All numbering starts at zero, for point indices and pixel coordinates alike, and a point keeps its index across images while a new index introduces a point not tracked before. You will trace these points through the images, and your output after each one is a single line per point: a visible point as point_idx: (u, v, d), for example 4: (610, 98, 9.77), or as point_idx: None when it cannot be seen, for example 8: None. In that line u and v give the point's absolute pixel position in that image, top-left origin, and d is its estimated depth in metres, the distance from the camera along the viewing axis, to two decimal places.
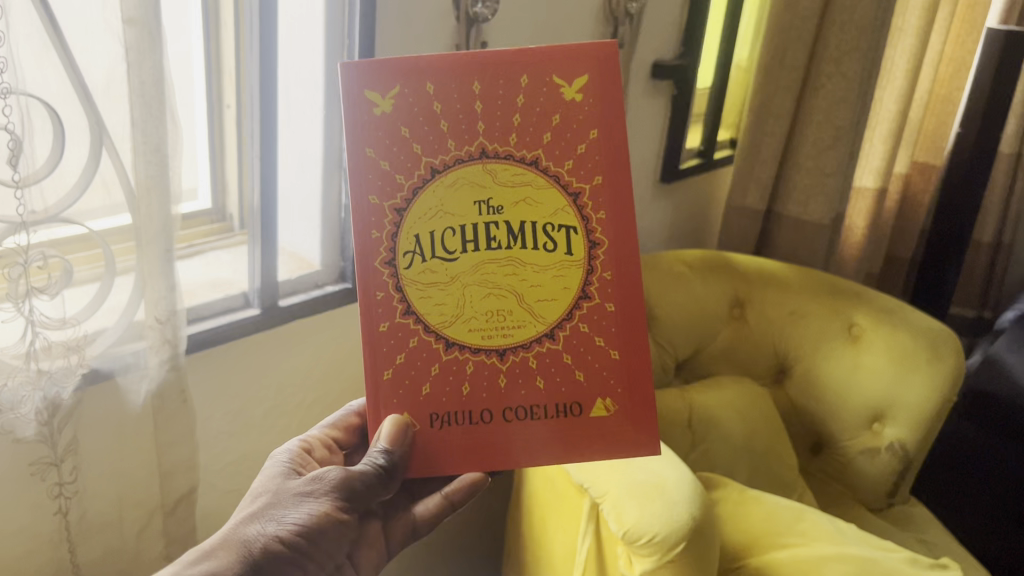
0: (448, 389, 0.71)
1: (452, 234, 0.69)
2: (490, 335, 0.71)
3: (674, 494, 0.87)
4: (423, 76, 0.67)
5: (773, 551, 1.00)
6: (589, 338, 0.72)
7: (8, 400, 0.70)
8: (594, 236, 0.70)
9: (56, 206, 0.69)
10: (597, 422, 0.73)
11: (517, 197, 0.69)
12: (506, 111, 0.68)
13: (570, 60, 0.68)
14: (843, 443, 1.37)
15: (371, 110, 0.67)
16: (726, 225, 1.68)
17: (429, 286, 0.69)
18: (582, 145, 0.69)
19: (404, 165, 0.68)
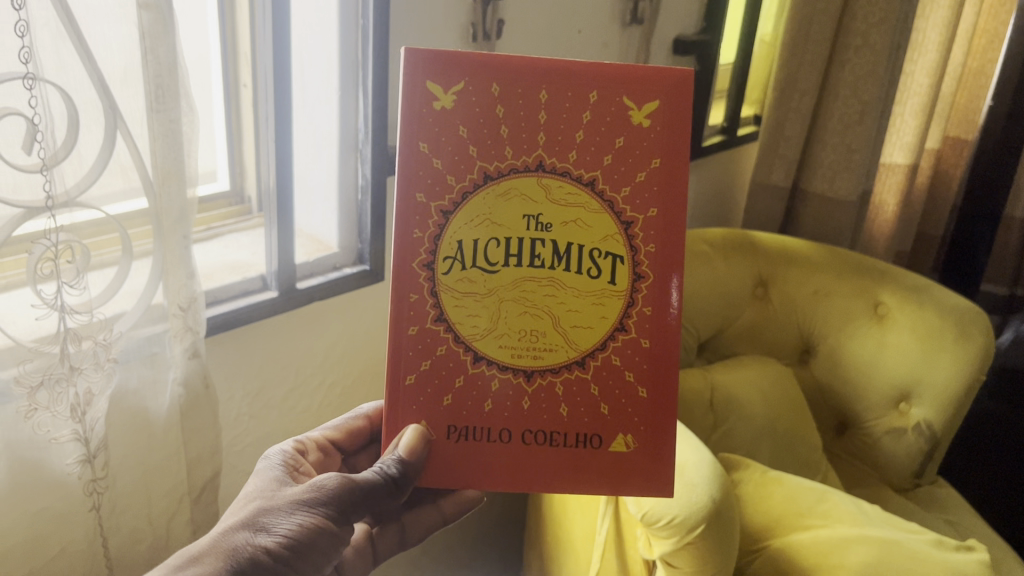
0: (472, 403, 0.69)
1: (496, 246, 0.67)
2: (520, 354, 0.69)
3: (693, 476, 0.86)
4: (491, 77, 0.65)
5: (795, 532, 1.00)
6: (621, 373, 0.69)
7: (46, 397, 0.72)
8: (640, 268, 0.69)
9: (74, 191, 0.69)
10: (612, 458, 0.70)
11: (563, 217, 0.67)
12: (568, 127, 0.66)
13: (643, 84, 0.66)
14: (868, 423, 1.36)
15: (432, 103, 0.65)
16: (751, 202, 1.66)
17: (466, 294, 0.67)
18: (641, 173, 0.67)
19: (455, 163, 0.66)
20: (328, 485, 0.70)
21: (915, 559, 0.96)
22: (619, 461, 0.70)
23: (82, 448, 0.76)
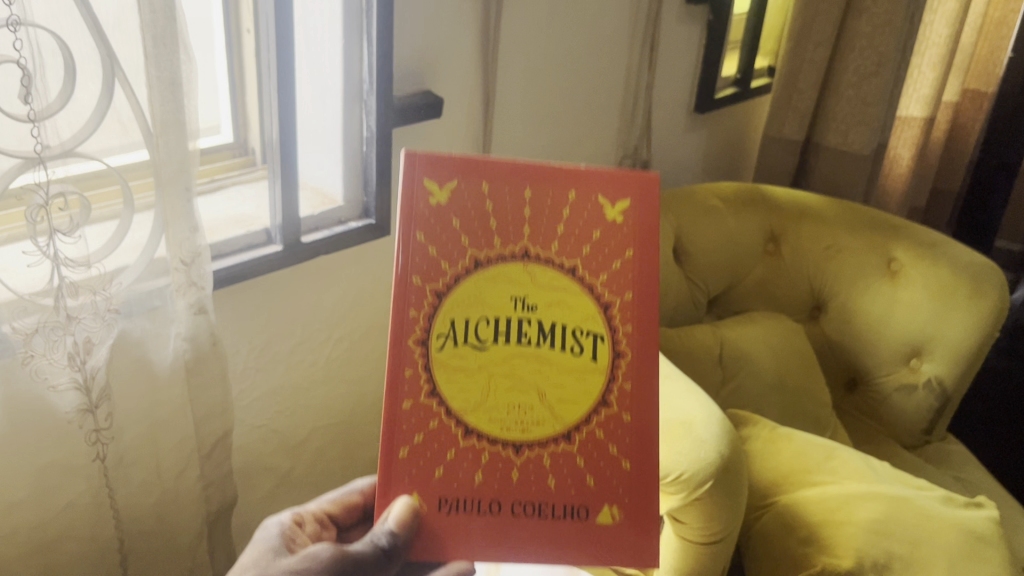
0: (459, 479, 0.68)
1: (484, 325, 0.68)
2: (508, 429, 0.68)
3: (702, 432, 0.85)
4: (481, 176, 0.68)
5: (803, 488, 0.99)
6: (604, 447, 0.69)
7: (41, 344, 0.71)
8: (620, 346, 0.69)
9: (70, 141, 0.67)
10: (600, 531, 0.69)
11: (549, 299, 0.68)
12: (550, 220, 0.68)
13: (616, 183, 0.69)
14: (879, 379, 1.35)
15: (427, 198, 0.67)
16: (763, 156, 1.63)
17: (456, 372, 0.67)
18: (617, 260, 0.69)
19: (443, 253, 0.67)
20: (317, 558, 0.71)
21: (923, 516, 0.96)
22: (608, 534, 0.69)
23: (83, 397, 0.75)
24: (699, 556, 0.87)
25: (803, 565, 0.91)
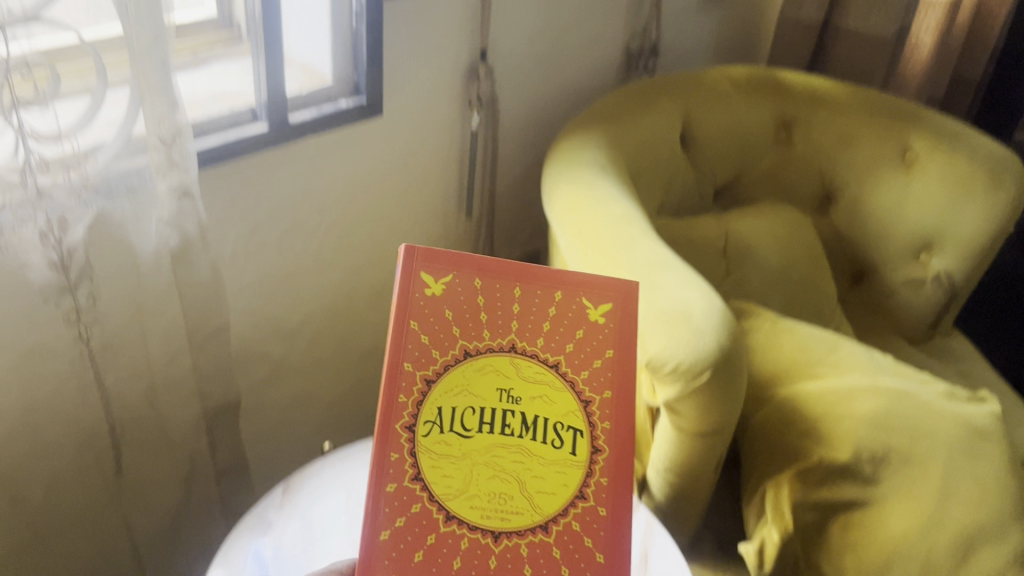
0: (443, 559, 0.61)
1: (471, 414, 0.63)
2: (489, 516, 0.62)
3: (701, 321, 0.82)
4: (476, 272, 0.65)
5: (804, 381, 0.97)
6: (581, 541, 0.62)
7: (10, 219, 0.69)
8: (598, 442, 0.64)
9: (34, 6, 0.63)
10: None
11: (533, 393, 0.64)
12: (536, 316, 0.65)
13: (601, 287, 0.66)
14: (886, 273, 1.32)
15: (423, 290, 0.64)
16: (779, 39, 1.55)
17: (441, 459, 0.62)
18: (598, 360, 0.65)
19: (436, 338, 0.63)
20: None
21: (926, 410, 0.94)
22: None
23: (59, 277, 0.74)
24: (693, 445, 0.87)
25: (799, 458, 0.91)
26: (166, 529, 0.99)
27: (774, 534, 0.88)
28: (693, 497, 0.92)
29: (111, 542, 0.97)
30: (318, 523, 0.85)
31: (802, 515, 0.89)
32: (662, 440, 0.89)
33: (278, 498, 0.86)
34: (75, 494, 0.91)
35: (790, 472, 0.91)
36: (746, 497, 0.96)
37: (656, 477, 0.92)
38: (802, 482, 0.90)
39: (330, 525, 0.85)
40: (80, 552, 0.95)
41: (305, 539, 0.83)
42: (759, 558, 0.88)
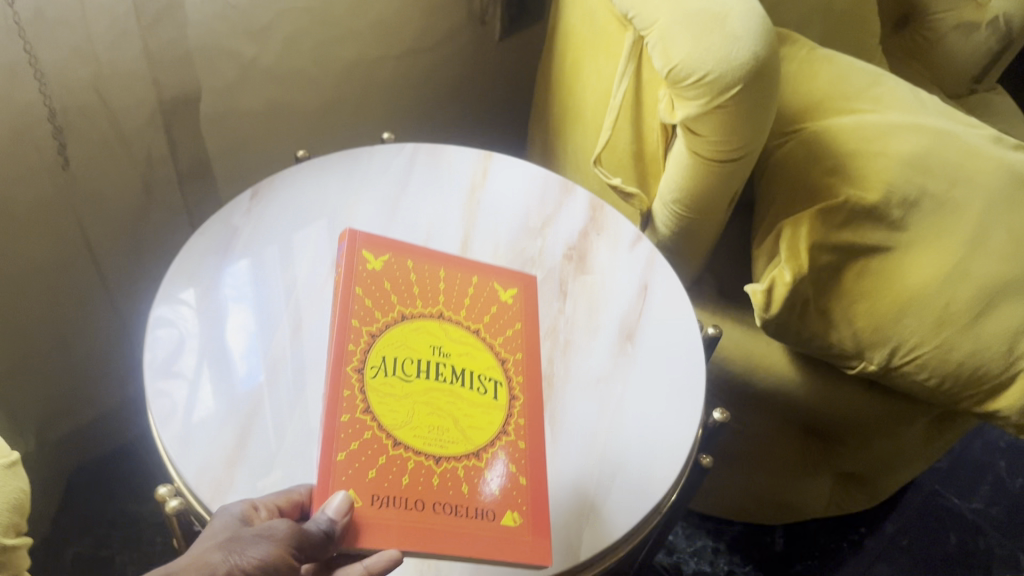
0: (393, 480, 0.58)
1: (410, 363, 0.65)
2: (432, 443, 0.61)
3: (738, 27, 0.70)
4: (408, 253, 0.73)
5: (838, 116, 0.89)
6: (509, 469, 0.62)
7: None
8: (513, 390, 0.67)
9: None
10: (507, 538, 0.58)
11: (461, 351, 0.67)
12: (459, 288, 0.72)
13: (507, 274, 0.75)
14: (936, 15, 1.18)
15: (364, 264, 0.70)
16: None
17: (385, 398, 0.62)
18: (510, 329, 0.71)
19: (377, 301, 0.68)
20: (266, 556, 0.49)
21: (969, 153, 0.86)
22: (509, 538, 0.58)
23: None
24: (709, 175, 0.78)
25: (824, 196, 0.83)
26: (127, 234, 0.94)
27: (786, 274, 0.80)
28: (701, 232, 0.85)
29: (72, 247, 0.89)
30: (288, 231, 0.77)
31: (819, 258, 0.82)
32: (674, 168, 0.81)
33: (246, 202, 0.79)
34: (19, 195, 0.81)
35: (812, 211, 0.83)
36: (760, 240, 0.88)
37: (662, 209, 0.84)
38: (824, 223, 0.82)
39: (300, 233, 0.77)
40: (35, 259, 0.87)
41: (275, 247, 0.76)
42: (766, 299, 0.82)
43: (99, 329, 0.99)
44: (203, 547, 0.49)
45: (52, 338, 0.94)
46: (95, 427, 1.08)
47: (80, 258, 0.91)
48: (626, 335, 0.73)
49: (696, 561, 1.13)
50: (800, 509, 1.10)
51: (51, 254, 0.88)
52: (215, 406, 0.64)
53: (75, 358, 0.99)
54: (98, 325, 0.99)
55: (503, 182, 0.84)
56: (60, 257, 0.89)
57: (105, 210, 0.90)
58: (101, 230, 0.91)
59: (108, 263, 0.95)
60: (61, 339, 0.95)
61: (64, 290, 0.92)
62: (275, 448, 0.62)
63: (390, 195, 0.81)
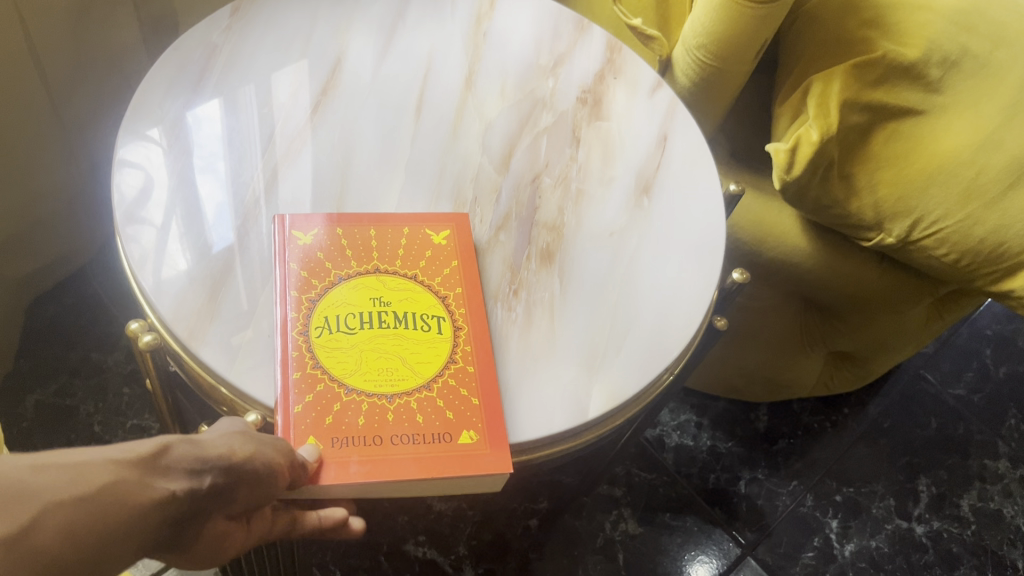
0: (350, 420, 0.50)
1: (352, 317, 0.54)
2: (384, 384, 0.52)
3: None
4: (337, 220, 0.59)
5: None
6: (461, 394, 0.53)
7: None
8: (457, 319, 0.56)
9: None
10: (465, 457, 0.50)
11: (403, 299, 0.56)
12: (393, 241, 0.59)
13: (430, 218, 0.61)
14: None
15: (295, 241, 0.57)
16: None
17: (332, 354, 0.53)
18: (446, 267, 0.59)
19: (312, 268, 0.56)
20: (271, 460, 0.43)
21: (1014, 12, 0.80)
22: (470, 460, 0.50)
23: None
24: (739, 19, 0.72)
25: (859, 50, 0.77)
26: (71, 40, 0.86)
27: (813, 133, 0.74)
28: (726, 81, 0.78)
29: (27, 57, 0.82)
30: (269, 53, 0.70)
31: (848, 117, 0.75)
32: (702, 8, 0.74)
33: (226, 19, 0.71)
34: None
35: (844, 68, 0.76)
36: (783, 97, 0.82)
37: (684, 55, 0.79)
38: (857, 80, 0.75)
39: (279, 68, 0.69)
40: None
41: (256, 71, 0.68)
42: (789, 159, 0.75)
43: (54, 153, 0.92)
44: (221, 430, 0.43)
45: (14, 161, 0.86)
46: (54, 268, 1.02)
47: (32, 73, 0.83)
48: (643, 189, 0.67)
49: (679, 435, 1.12)
50: (791, 386, 1.08)
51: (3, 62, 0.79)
52: (191, 241, 0.58)
53: (37, 187, 0.91)
54: (51, 149, 0.91)
55: (511, 16, 0.77)
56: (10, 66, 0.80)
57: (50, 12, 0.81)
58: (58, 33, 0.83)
59: (56, 80, 0.87)
60: (21, 167, 0.88)
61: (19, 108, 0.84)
62: (249, 307, 0.55)
63: (387, 21, 0.74)
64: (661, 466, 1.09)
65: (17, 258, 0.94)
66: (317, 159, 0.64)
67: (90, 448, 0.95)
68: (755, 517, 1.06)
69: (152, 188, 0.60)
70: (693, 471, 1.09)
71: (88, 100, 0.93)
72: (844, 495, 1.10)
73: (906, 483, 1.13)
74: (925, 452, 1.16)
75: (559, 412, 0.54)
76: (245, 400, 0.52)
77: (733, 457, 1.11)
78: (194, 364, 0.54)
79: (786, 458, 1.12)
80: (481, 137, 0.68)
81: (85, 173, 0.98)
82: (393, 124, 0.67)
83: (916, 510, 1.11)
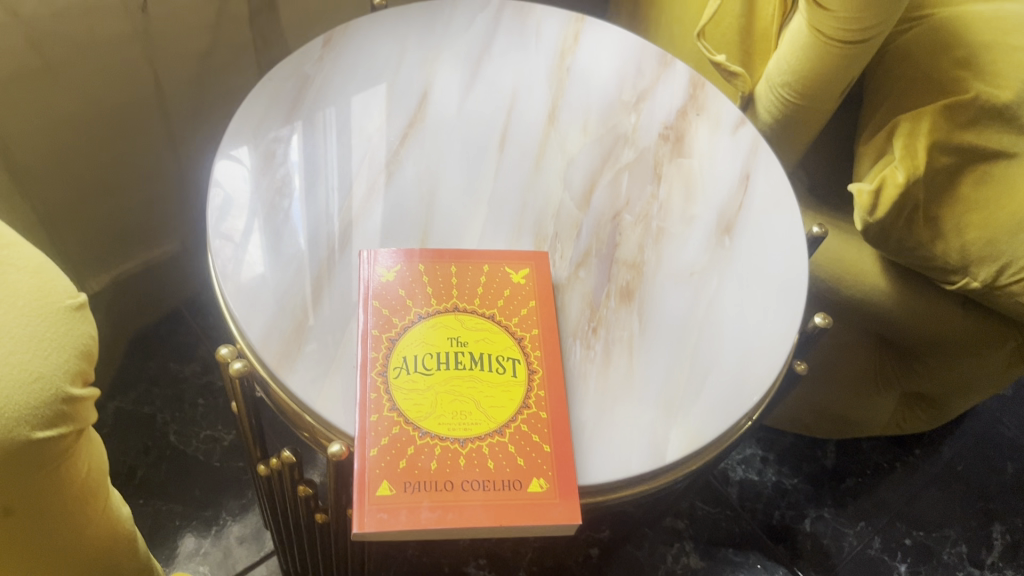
0: (423, 464, 0.51)
1: (430, 357, 0.55)
2: (458, 428, 0.53)
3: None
4: (417, 256, 0.60)
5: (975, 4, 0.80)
6: (533, 440, 0.53)
7: None
8: (531, 361, 0.57)
9: None
10: (533, 506, 0.50)
11: (480, 340, 0.57)
12: (472, 279, 0.60)
13: (508, 256, 0.62)
14: None
15: (377, 278, 0.59)
16: None
17: (411, 394, 0.54)
18: (523, 307, 0.59)
19: (392, 306, 0.57)
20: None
21: None
22: (537, 510, 0.50)
23: None
24: (806, 86, 0.74)
25: (951, 91, 0.75)
26: (188, 66, 0.92)
27: (900, 174, 0.74)
28: (808, 119, 0.77)
29: (135, 77, 0.87)
30: (359, 83, 0.71)
31: (935, 159, 0.74)
32: (780, 62, 0.76)
33: (318, 50, 0.73)
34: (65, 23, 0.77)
35: (935, 108, 0.75)
36: (868, 136, 0.81)
37: (767, 93, 0.78)
38: (947, 122, 0.74)
39: (363, 97, 0.71)
40: (95, 83, 0.84)
41: (346, 101, 0.70)
42: (873, 200, 0.74)
43: (157, 170, 0.98)
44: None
45: (112, 177, 0.93)
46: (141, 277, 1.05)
47: (139, 93, 0.89)
48: (724, 229, 0.67)
49: (744, 469, 1.10)
50: (860, 428, 1.06)
51: (110, 79, 0.85)
52: (281, 267, 0.59)
53: (138, 199, 0.98)
54: (154, 166, 0.97)
55: (595, 49, 0.78)
56: (122, 82, 0.86)
57: (166, 32, 0.86)
58: (167, 56, 0.88)
59: (172, 106, 0.94)
60: (122, 182, 0.95)
61: (123, 119, 0.90)
62: (336, 336, 0.57)
63: (473, 54, 0.76)
64: (725, 500, 1.07)
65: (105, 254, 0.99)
66: (402, 191, 0.65)
67: (165, 457, 0.98)
68: (820, 556, 1.04)
69: (244, 212, 0.62)
70: (758, 507, 1.07)
71: (203, 128, 0.99)
72: (914, 538, 1.07)
73: (980, 530, 1.09)
74: (1001, 498, 1.12)
75: (633, 457, 0.54)
76: (330, 430, 0.53)
77: (799, 494, 1.09)
78: (280, 391, 0.55)
79: (854, 498, 1.10)
80: (563, 172, 0.69)
81: (188, 190, 1.03)
82: (478, 156, 0.69)
83: (989, 557, 1.07)
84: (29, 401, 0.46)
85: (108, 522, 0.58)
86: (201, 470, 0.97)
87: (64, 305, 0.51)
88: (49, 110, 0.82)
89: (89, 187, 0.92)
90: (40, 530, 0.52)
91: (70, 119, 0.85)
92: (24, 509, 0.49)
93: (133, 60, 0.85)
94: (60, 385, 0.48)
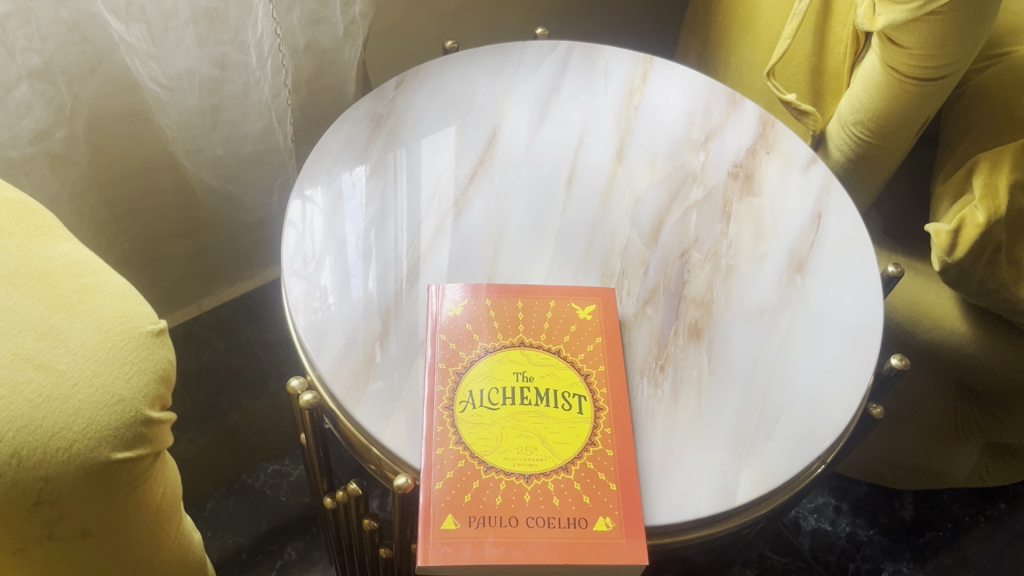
0: (488, 499, 0.51)
1: (496, 391, 0.55)
2: (523, 463, 0.52)
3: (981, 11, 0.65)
4: (485, 291, 0.60)
5: None
6: (599, 478, 0.52)
7: None
8: (597, 398, 0.56)
9: None
10: (600, 545, 0.50)
11: (546, 375, 0.56)
12: (538, 314, 0.60)
13: (576, 293, 0.62)
14: None
15: (443, 313, 0.59)
16: None
17: (476, 429, 0.53)
18: (590, 342, 0.59)
19: (459, 340, 0.58)
20: None
21: None
22: (602, 549, 0.49)
23: None
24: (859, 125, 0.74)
25: None
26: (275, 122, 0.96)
27: (979, 214, 0.71)
28: (881, 159, 0.76)
29: (260, 157, 0.90)
30: (430, 122, 0.73)
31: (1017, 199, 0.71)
32: (847, 99, 0.76)
33: (391, 90, 0.75)
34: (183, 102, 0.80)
35: (1016, 147, 0.73)
36: (945, 175, 0.79)
37: (839, 132, 0.77)
38: None
39: (434, 137, 0.72)
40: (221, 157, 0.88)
41: (418, 140, 0.72)
42: (952, 240, 0.72)
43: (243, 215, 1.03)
44: None
45: (196, 219, 0.99)
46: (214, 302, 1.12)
47: (265, 174, 0.93)
48: (795, 268, 0.66)
49: (816, 519, 1.06)
50: (941, 479, 1.01)
51: (230, 157, 0.88)
52: (353, 301, 0.61)
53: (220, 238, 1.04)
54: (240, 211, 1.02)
55: (663, 89, 0.78)
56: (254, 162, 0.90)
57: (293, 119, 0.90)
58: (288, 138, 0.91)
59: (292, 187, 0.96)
60: (204, 222, 1.00)
61: (239, 190, 0.93)
62: (403, 369, 0.57)
63: (542, 96, 0.77)
64: (797, 551, 1.04)
65: (183, 288, 1.07)
66: (471, 228, 0.66)
67: (234, 490, 1.00)
68: None
69: (317, 249, 0.63)
70: (831, 559, 1.03)
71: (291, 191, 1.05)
72: None
73: None
74: None
75: (700, 498, 0.53)
76: (396, 462, 0.54)
77: (876, 547, 1.05)
78: (348, 423, 0.56)
79: (935, 553, 1.05)
80: (631, 210, 0.69)
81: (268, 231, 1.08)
82: (548, 194, 0.69)
83: None
84: (110, 423, 0.48)
85: (178, 547, 0.59)
86: (269, 505, 0.99)
87: (144, 330, 0.53)
88: (136, 153, 0.88)
89: (168, 226, 0.98)
90: (113, 552, 0.53)
91: (160, 164, 0.90)
92: (98, 531, 0.51)
93: (261, 142, 0.88)
94: (141, 408, 0.50)
